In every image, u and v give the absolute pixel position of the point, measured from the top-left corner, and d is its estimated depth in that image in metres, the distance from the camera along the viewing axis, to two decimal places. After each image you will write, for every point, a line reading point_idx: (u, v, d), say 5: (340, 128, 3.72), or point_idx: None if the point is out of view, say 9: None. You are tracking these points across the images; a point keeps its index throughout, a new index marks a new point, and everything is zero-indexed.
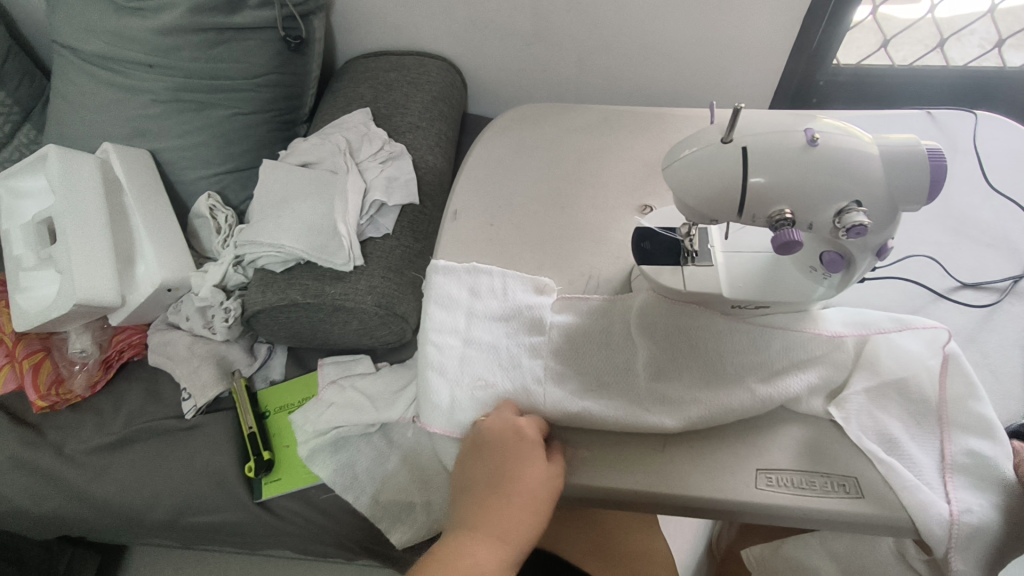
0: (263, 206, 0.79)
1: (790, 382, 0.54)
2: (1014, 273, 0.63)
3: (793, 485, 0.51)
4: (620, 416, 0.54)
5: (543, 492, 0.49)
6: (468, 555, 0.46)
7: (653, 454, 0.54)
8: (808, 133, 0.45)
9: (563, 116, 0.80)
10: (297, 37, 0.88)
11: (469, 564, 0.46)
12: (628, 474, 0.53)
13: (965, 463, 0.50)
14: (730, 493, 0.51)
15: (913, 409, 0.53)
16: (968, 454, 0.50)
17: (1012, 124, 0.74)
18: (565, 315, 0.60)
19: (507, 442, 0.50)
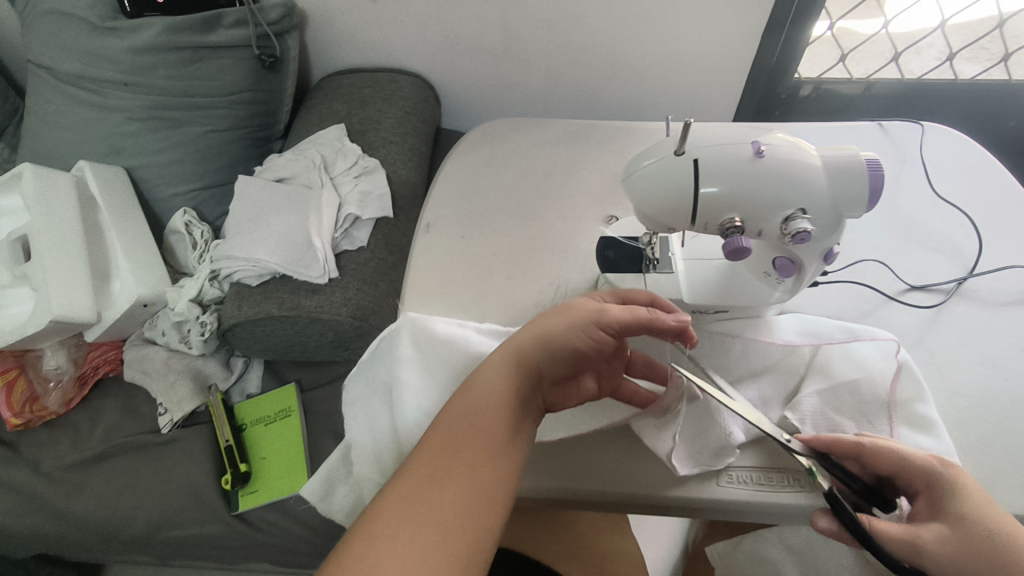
0: (239, 221, 0.80)
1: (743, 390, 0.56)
2: (958, 275, 0.66)
3: (752, 481, 0.54)
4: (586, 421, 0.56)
5: (577, 317, 0.49)
6: (485, 372, 0.48)
7: (620, 457, 0.55)
8: (755, 146, 0.48)
9: (533, 130, 0.83)
10: (271, 55, 0.90)
11: (483, 381, 0.47)
12: (596, 475, 0.55)
13: None
14: (690, 489, 0.54)
15: (867, 408, 0.54)
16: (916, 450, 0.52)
17: (958, 134, 0.78)
18: None
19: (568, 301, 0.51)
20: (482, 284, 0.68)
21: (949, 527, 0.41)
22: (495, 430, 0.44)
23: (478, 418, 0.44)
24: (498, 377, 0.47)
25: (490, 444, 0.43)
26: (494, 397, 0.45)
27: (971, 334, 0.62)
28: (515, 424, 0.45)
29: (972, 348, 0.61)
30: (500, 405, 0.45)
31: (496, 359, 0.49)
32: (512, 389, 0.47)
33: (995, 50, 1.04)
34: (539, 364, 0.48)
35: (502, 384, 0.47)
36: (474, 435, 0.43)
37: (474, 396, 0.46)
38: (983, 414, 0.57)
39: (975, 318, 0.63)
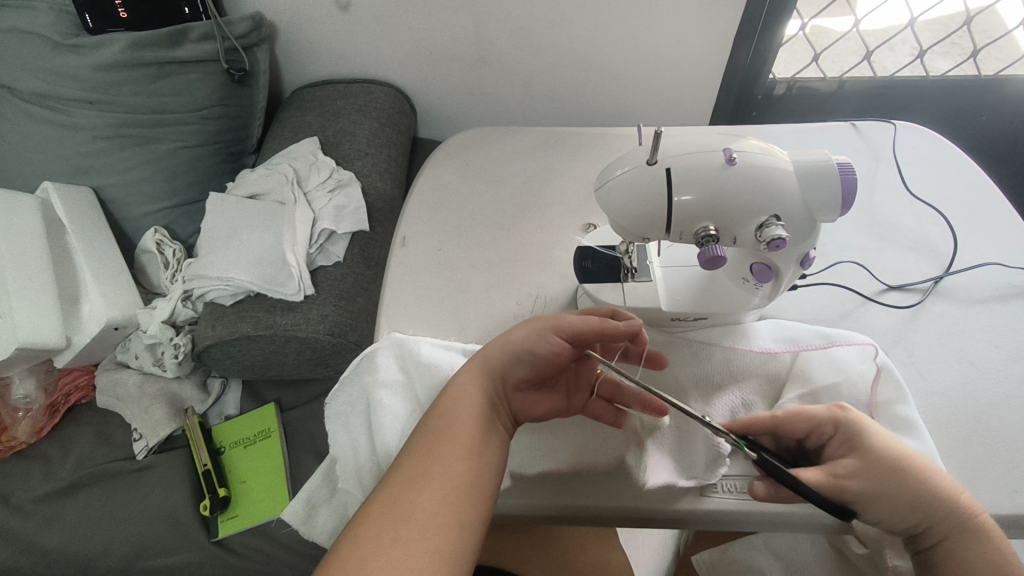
0: (211, 240, 0.78)
1: (721, 400, 0.56)
2: (935, 274, 0.66)
3: (736, 491, 0.53)
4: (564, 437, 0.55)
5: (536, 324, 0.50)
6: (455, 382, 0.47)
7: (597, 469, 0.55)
8: (727, 153, 0.48)
9: (508, 139, 0.82)
10: (240, 69, 0.89)
11: (454, 388, 0.47)
12: (573, 489, 0.54)
13: None
14: (677, 500, 0.53)
15: None
16: None
17: (930, 133, 0.79)
18: None
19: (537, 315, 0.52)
20: (460, 298, 0.67)
21: (867, 462, 0.44)
22: (469, 430, 0.43)
23: (451, 422, 0.44)
24: (470, 382, 0.47)
25: (465, 444, 0.43)
26: (466, 402, 0.45)
27: (949, 333, 0.62)
28: (486, 428, 0.44)
29: (952, 346, 0.61)
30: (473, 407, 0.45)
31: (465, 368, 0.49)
32: (482, 392, 0.46)
33: (967, 44, 1.05)
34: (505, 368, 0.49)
35: (474, 388, 0.46)
36: (449, 438, 0.43)
37: (447, 402, 0.45)
38: (962, 413, 0.57)
39: (952, 316, 0.63)
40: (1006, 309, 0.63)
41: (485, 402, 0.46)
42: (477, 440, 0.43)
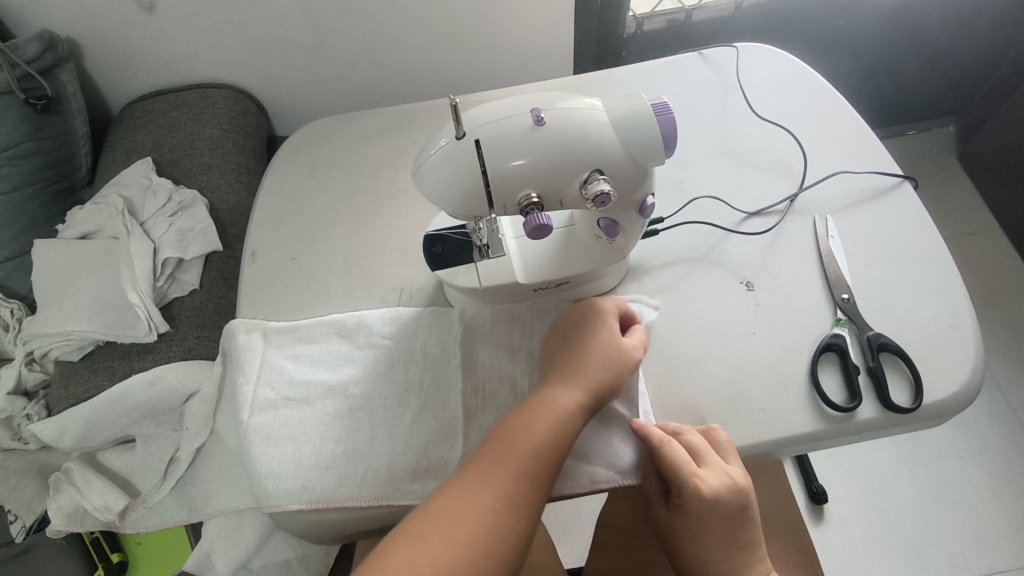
0: (45, 291, 0.71)
1: None
2: (790, 192, 0.67)
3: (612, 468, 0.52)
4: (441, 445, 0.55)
5: None
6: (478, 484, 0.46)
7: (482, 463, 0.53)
8: (534, 113, 0.45)
9: (353, 126, 0.77)
10: (42, 97, 0.79)
11: (516, 417, 0.50)
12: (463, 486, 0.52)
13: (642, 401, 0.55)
14: (568, 482, 0.52)
15: None
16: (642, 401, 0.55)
17: (775, 50, 0.78)
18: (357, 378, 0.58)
19: (580, 322, 0.56)
20: (322, 307, 0.64)
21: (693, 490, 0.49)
22: (528, 466, 0.47)
23: (439, 513, 0.44)
24: (484, 486, 0.46)
25: (517, 492, 0.46)
26: (543, 433, 0.49)
27: (809, 250, 0.63)
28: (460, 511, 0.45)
29: (816, 260, 0.62)
30: (560, 423, 0.50)
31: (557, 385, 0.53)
32: (513, 490, 0.46)
33: None
34: (575, 405, 0.51)
35: (482, 483, 0.46)
36: (476, 534, 0.43)
37: (459, 492, 0.45)
38: (827, 327, 0.58)
39: (811, 232, 0.64)
40: (860, 215, 0.64)
41: (571, 415, 0.50)
42: (535, 508, 0.47)
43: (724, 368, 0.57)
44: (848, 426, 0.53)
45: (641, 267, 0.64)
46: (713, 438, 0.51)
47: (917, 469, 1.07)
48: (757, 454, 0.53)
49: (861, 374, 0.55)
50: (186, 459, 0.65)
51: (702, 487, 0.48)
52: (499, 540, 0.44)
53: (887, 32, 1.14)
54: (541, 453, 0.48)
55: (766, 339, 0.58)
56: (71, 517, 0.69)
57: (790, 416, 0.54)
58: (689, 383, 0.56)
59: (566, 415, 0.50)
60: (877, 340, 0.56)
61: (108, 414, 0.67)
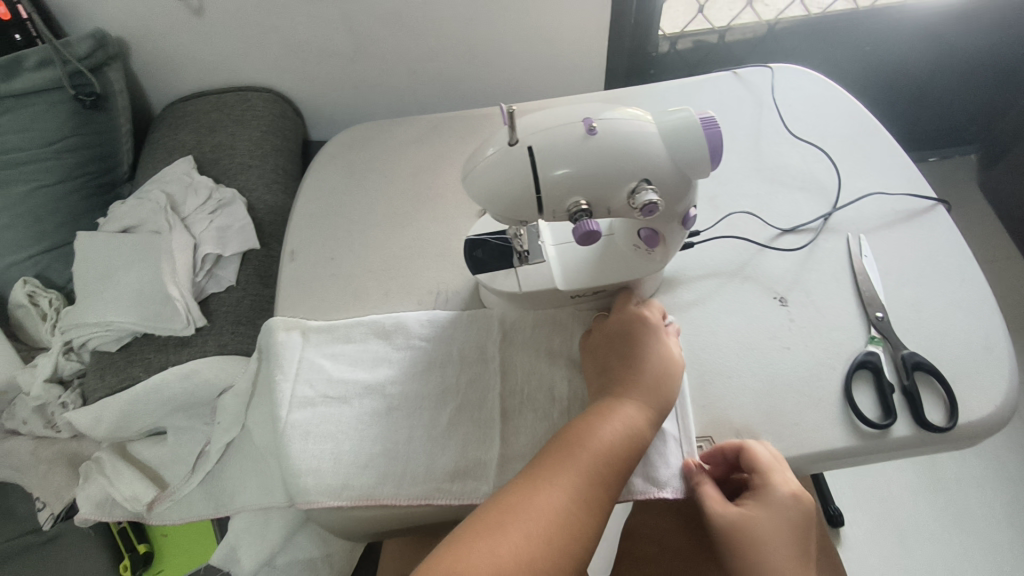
0: (85, 284, 0.73)
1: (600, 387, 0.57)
2: (824, 211, 0.67)
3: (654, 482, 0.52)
4: (478, 448, 0.55)
5: None
6: (552, 488, 0.47)
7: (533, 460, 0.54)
8: (587, 123, 0.46)
9: (391, 132, 0.78)
10: (90, 93, 0.81)
11: (580, 424, 0.51)
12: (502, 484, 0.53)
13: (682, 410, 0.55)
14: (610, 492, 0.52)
15: None
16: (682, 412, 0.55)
17: (808, 72, 0.80)
18: (395, 379, 0.59)
19: (636, 328, 0.56)
20: (360, 306, 0.65)
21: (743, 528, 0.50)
22: (599, 471, 0.49)
23: (518, 515, 0.46)
24: (559, 487, 0.47)
25: (589, 490, 0.48)
26: (614, 440, 0.50)
27: (843, 268, 0.63)
28: (533, 507, 0.46)
29: (850, 277, 0.62)
30: (629, 428, 0.51)
31: (621, 392, 0.53)
32: (585, 491, 0.48)
33: None
34: (641, 412, 0.52)
35: (555, 483, 0.48)
36: (555, 532, 0.46)
37: (531, 492, 0.47)
38: (861, 345, 0.58)
39: (845, 250, 0.64)
40: (894, 235, 0.65)
41: (639, 422, 0.51)
42: (606, 507, 0.48)
43: (757, 381, 0.57)
44: (882, 443, 0.53)
45: (675, 279, 0.65)
46: (745, 451, 0.51)
47: (935, 496, 1.06)
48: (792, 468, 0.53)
49: (894, 392, 0.55)
50: (215, 453, 0.65)
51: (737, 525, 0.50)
52: (574, 536, 0.46)
53: (913, 57, 1.16)
54: (612, 458, 0.49)
55: (800, 354, 0.58)
56: (99, 506, 0.70)
57: (823, 431, 0.54)
58: (724, 395, 0.56)
59: (635, 422, 0.51)
60: (912, 358, 0.56)
61: (142, 405, 0.68)
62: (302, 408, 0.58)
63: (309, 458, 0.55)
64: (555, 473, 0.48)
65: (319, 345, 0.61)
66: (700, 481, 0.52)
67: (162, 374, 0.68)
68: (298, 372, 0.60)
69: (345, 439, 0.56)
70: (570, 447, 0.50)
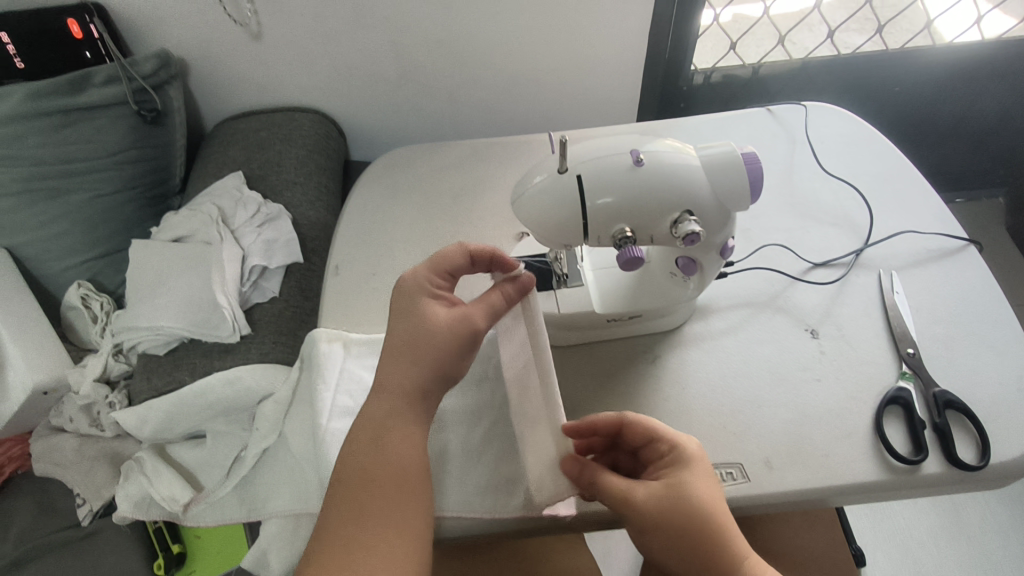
0: (138, 289, 0.76)
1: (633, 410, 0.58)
2: (855, 247, 0.69)
3: None
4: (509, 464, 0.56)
5: None
6: (366, 417, 0.45)
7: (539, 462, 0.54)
8: (634, 155, 0.48)
9: (434, 155, 0.82)
10: (151, 109, 0.86)
11: (392, 336, 0.48)
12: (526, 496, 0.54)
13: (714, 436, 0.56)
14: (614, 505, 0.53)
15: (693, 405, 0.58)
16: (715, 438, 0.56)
17: (841, 111, 0.82)
18: None
19: (391, 293, 0.50)
20: None
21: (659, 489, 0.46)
22: (413, 382, 0.46)
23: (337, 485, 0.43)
24: (360, 429, 0.45)
25: (404, 412, 0.45)
26: (415, 336, 0.47)
27: (874, 303, 0.64)
28: (369, 444, 0.44)
29: (882, 312, 0.64)
30: (397, 353, 0.47)
31: (390, 324, 0.49)
32: (384, 417, 0.45)
33: (874, 18, 1.07)
34: (421, 327, 0.47)
35: (360, 430, 0.45)
36: (375, 481, 0.42)
37: (361, 431, 0.45)
38: (891, 380, 0.59)
39: (876, 285, 0.66)
40: (925, 273, 0.66)
41: (413, 339, 0.47)
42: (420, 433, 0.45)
43: (788, 411, 0.58)
44: (913, 479, 0.53)
45: (706, 307, 0.66)
46: (633, 428, 0.51)
47: (961, 539, 1.04)
48: (823, 498, 0.54)
49: (926, 429, 0.56)
50: (251, 459, 0.66)
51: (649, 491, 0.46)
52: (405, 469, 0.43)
53: (941, 98, 1.17)
54: (419, 356, 0.46)
55: (831, 386, 0.59)
56: (137, 505, 0.72)
57: (853, 464, 0.54)
58: (757, 422, 0.57)
59: (409, 339, 0.47)
60: (943, 396, 0.56)
61: (185, 408, 0.71)
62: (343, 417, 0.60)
63: None
64: (375, 402, 0.46)
65: (360, 356, 0.64)
66: (603, 472, 0.48)
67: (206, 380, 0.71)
68: (339, 381, 0.62)
69: None
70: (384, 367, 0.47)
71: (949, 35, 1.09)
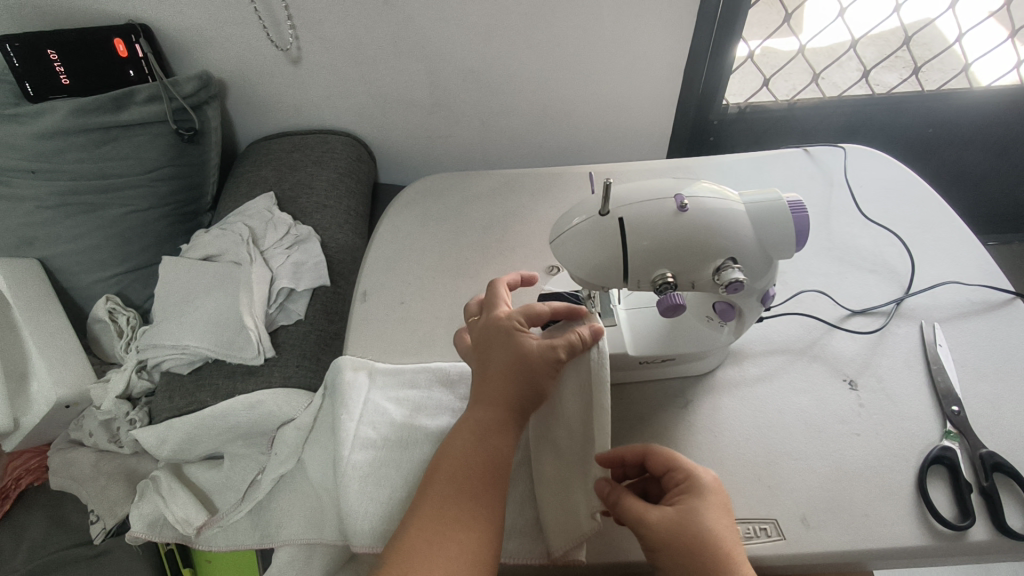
0: (165, 307, 0.77)
1: None
2: (895, 295, 0.67)
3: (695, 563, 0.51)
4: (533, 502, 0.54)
5: None
6: (457, 428, 0.48)
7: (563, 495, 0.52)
8: (678, 200, 0.47)
9: (466, 185, 0.82)
10: (189, 128, 0.87)
11: (483, 362, 0.50)
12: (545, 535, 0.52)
13: (751, 489, 0.54)
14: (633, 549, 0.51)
15: (728, 454, 0.56)
16: (752, 491, 0.54)
17: (880, 155, 0.81)
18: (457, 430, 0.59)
19: (480, 328, 0.52)
20: (425, 352, 0.66)
21: (674, 514, 0.44)
22: (501, 401, 0.48)
23: (438, 476, 0.46)
24: (464, 431, 0.48)
25: (488, 425, 0.47)
26: (502, 359, 0.49)
27: (916, 356, 0.62)
28: (458, 448, 0.47)
29: (924, 365, 0.61)
30: (508, 373, 0.49)
31: (490, 348, 0.50)
32: (487, 424, 0.47)
33: (909, 58, 1.05)
34: (528, 354, 0.49)
35: (462, 432, 0.48)
36: (476, 479, 0.45)
37: (448, 443, 0.48)
38: (935, 439, 0.56)
39: (918, 336, 0.64)
40: (969, 326, 0.64)
41: (523, 365, 0.49)
42: (499, 455, 0.46)
43: (826, 465, 0.55)
44: (960, 545, 0.50)
45: (740, 352, 0.64)
46: (650, 453, 0.48)
47: None
48: (863, 561, 0.51)
49: (972, 492, 0.53)
50: (268, 483, 0.63)
51: (660, 516, 0.44)
52: (477, 482, 0.45)
53: (976, 141, 1.15)
54: (506, 378, 0.49)
55: (871, 441, 0.57)
56: (151, 526, 0.67)
57: (896, 527, 0.51)
58: (794, 475, 0.55)
59: (517, 363, 0.48)
60: (991, 458, 0.54)
61: (203, 430, 0.70)
62: (364, 448, 0.58)
63: (366, 499, 0.55)
64: (466, 416, 0.49)
65: (387, 386, 0.62)
66: (619, 494, 0.46)
67: (226, 402, 0.70)
68: (364, 409, 0.61)
69: (402, 487, 0.56)
70: (477, 391, 0.50)
71: (985, 79, 1.07)
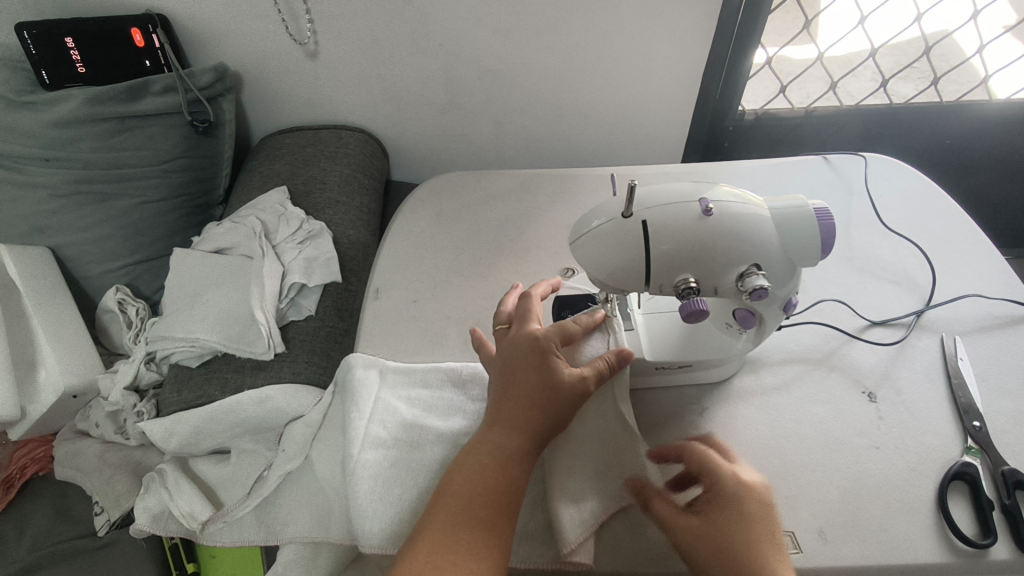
0: (175, 299, 0.76)
1: None
2: (916, 307, 0.66)
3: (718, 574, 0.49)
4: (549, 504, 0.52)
5: None
6: (475, 446, 0.47)
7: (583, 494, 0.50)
8: (703, 204, 0.46)
9: (481, 184, 0.81)
10: (204, 120, 0.87)
11: (506, 382, 0.50)
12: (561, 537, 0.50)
13: None
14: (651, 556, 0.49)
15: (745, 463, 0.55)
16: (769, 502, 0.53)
17: (900, 165, 0.80)
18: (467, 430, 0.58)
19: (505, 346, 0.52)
20: (437, 352, 0.65)
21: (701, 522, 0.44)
22: (524, 425, 0.47)
23: (450, 498, 0.44)
24: (481, 452, 0.47)
25: (508, 448, 0.46)
26: (529, 382, 0.48)
27: (936, 368, 0.61)
28: (476, 471, 0.45)
29: (945, 380, 0.60)
30: (534, 395, 0.48)
31: (514, 370, 0.50)
32: (509, 448, 0.46)
33: (926, 69, 1.04)
34: (559, 382, 0.48)
35: (478, 453, 0.46)
36: (491, 507, 0.44)
37: (464, 460, 0.46)
38: (956, 454, 0.55)
39: (939, 349, 0.63)
40: (991, 341, 0.63)
41: (550, 390, 0.48)
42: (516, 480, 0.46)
43: (844, 478, 0.54)
44: (981, 563, 0.49)
45: (757, 360, 0.64)
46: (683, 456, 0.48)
47: None
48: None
49: (994, 509, 0.52)
50: (275, 479, 0.62)
51: (686, 523, 0.44)
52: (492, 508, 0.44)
53: (995, 154, 1.14)
54: (533, 402, 0.48)
55: (891, 454, 0.56)
56: (156, 520, 0.66)
57: (916, 543, 0.50)
58: (812, 487, 0.54)
59: (550, 389, 0.48)
60: (1013, 476, 0.52)
61: (210, 424, 0.69)
62: (373, 446, 0.57)
63: (375, 499, 0.54)
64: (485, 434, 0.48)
65: (398, 385, 0.62)
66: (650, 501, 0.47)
67: (235, 396, 0.70)
68: (376, 407, 0.60)
69: (412, 488, 0.55)
70: (498, 409, 0.49)
71: (1003, 92, 1.06)
